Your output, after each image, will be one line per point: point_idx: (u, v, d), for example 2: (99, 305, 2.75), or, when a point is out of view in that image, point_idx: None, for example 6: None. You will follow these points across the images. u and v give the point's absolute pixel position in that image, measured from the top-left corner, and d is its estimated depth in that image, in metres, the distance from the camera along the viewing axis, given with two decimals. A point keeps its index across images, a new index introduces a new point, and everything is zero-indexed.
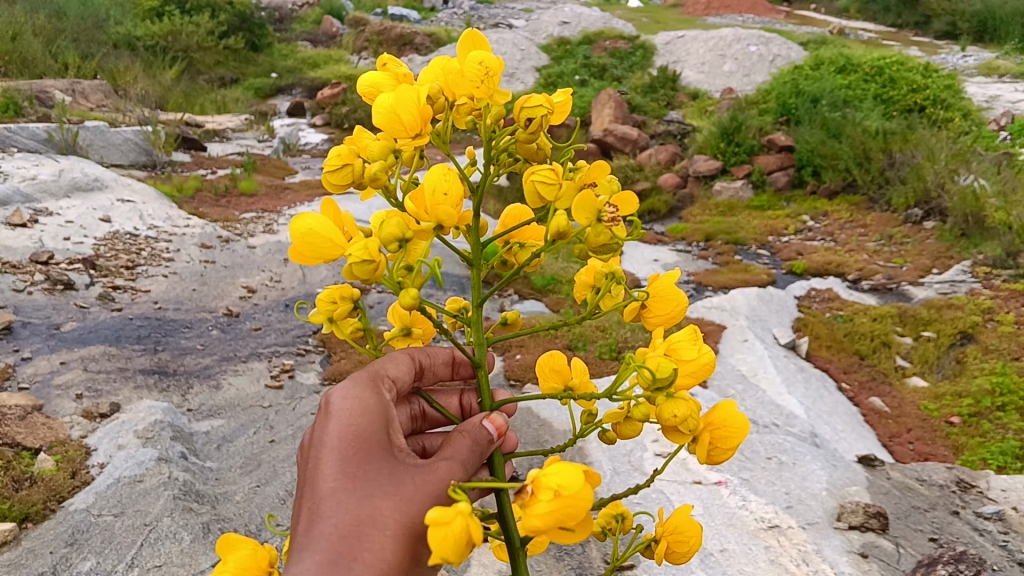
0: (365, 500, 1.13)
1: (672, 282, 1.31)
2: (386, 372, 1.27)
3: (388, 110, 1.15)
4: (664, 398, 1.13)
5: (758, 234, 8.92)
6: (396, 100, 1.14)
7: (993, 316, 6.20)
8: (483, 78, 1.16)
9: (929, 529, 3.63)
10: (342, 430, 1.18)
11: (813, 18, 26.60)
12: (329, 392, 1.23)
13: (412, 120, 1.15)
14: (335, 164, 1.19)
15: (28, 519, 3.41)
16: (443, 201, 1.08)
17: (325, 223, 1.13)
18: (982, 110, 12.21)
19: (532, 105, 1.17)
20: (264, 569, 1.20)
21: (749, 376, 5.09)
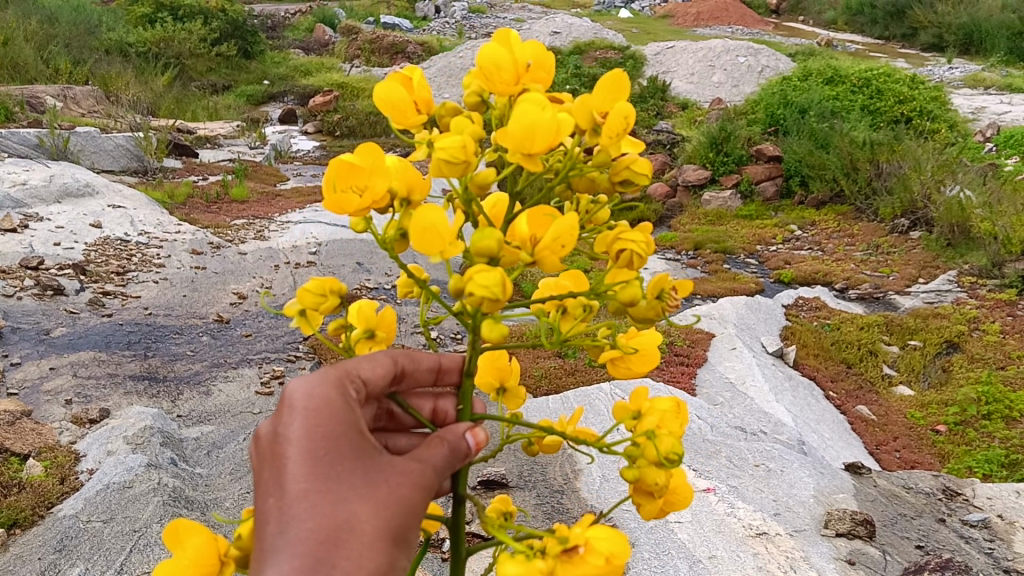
0: (340, 504, 1.11)
1: (654, 342, 1.32)
2: (354, 374, 1.26)
3: (526, 124, 1.06)
4: (648, 467, 1.17)
5: (747, 243, 8.97)
6: (540, 118, 1.06)
7: (978, 325, 6.26)
8: (618, 131, 1.13)
9: (915, 536, 3.67)
10: (311, 428, 1.15)
11: (802, 29, 26.85)
12: (290, 392, 1.19)
13: (541, 147, 1.08)
14: (453, 155, 1.08)
15: (16, 525, 3.41)
16: (554, 250, 1.09)
17: (445, 219, 1.07)
18: (967, 122, 12.34)
19: (639, 170, 1.16)
20: (216, 561, 1.18)
21: (737, 385, 5.13)
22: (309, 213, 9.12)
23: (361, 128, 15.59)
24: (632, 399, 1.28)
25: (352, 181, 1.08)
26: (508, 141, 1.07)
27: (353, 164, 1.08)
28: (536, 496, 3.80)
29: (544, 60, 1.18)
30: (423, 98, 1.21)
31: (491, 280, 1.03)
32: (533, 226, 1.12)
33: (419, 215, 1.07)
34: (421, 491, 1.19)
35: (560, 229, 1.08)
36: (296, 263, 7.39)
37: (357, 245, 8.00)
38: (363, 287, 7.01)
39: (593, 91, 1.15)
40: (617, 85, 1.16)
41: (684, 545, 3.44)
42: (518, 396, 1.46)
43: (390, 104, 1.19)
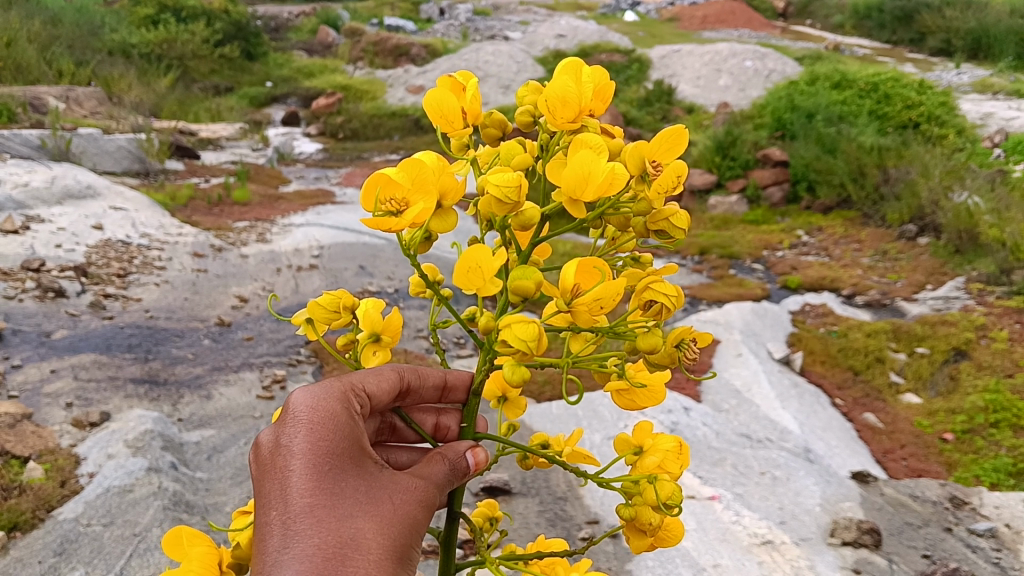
0: (345, 521, 1.11)
1: (664, 382, 1.26)
2: (360, 388, 1.25)
3: (581, 173, 1.07)
4: (645, 506, 1.22)
5: (752, 248, 8.93)
6: (597, 167, 1.06)
7: (986, 332, 6.21)
8: (669, 188, 1.11)
9: (922, 545, 3.62)
10: (314, 442, 1.14)
11: (808, 33, 26.79)
12: (293, 403, 1.17)
13: (594, 195, 1.07)
14: (504, 193, 1.07)
15: (16, 528, 3.36)
16: (593, 308, 1.08)
17: (489, 256, 1.08)
18: (976, 127, 12.29)
19: (678, 223, 1.12)
20: (216, 569, 1.17)
21: (743, 392, 5.09)
22: (312, 217, 9.08)
23: (365, 130, 15.57)
24: (635, 433, 1.31)
25: (391, 193, 1.04)
26: (565, 189, 1.08)
27: (393, 179, 1.04)
28: (539, 502, 3.76)
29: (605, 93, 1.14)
30: (474, 111, 1.23)
31: (528, 333, 1.06)
32: (579, 278, 1.08)
33: (466, 255, 1.07)
34: (421, 509, 1.21)
35: (603, 291, 1.06)
36: (298, 266, 7.34)
37: (360, 248, 7.96)
38: (366, 291, 6.96)
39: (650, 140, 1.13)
40: (675, 139, 1.13)
41: (688, 553, 3.40)
42: (521, 405, 1.42)
43: (438, 111, 1.23)
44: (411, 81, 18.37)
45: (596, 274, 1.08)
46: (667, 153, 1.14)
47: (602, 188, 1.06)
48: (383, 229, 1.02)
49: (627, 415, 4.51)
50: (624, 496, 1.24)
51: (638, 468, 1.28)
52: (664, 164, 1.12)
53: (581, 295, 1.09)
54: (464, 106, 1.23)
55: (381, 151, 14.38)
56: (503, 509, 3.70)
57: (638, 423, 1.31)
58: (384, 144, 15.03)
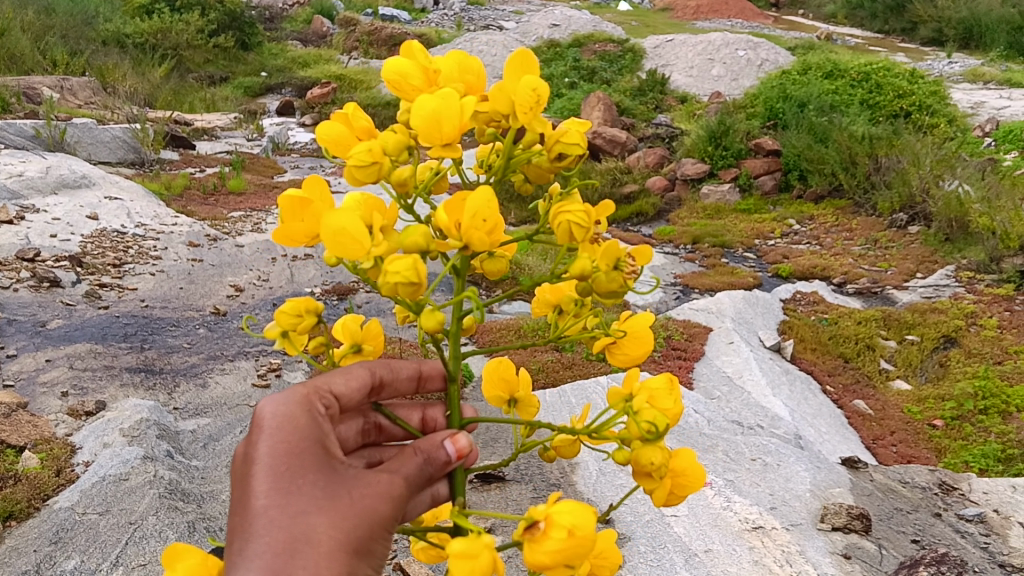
0: (300, 518, 1.13)
1: (647, 324, 1.34)
2: (326, 389, 1.27)
3: (429, 115, 1.12)
4: (643, 445, 1.18)
5: (745, 237, 8.97)
6: (441, 105, 1.12)
7: (976, 320, 6.26)
8: (531, 106, 1.16)
9: (910, 531, 3.66)
10: (274, 447, 1.17)
11: (801, 23, 26.82)
12: (259, 410, 1.21)
13: (452, 131, 1.14)
14: (364, 161, 1.17)
15: (11, 517, 3.40)
16: (480, 227, 1.11)
17: (359, 225, 1.08)
18: (967, 117, 12.32)
19: (569, 142, 1.19)
20: None
21: (735, 378, 5.13)
22: None
23: None
24: (625, 382, 1.29)
25: (297, 212, 1.16)
26: (422, 136, 1.13)
27: (301, 198, 1.15)
28: (533, 488, 3.81)
29: (467, 69, 1.23)
30: (362, 128, 1.28)
31: (406, 266, 1.06)
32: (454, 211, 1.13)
33: (327, 222, 1.08)
34: (386, 502, 1.19)
35: (474, 203, 1.09)
36: (293, 256, 7.36)
37: None
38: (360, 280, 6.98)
39: (503, 78, 1.19)
40: (523, 63, 1.19)
41: (680, 539, 3.44)
42: (531, 404, 1.45)
43: (331, 140, 1.25)
44: None
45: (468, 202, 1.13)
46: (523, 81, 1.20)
47: (452, 125, 1.13)
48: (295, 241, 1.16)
49: None
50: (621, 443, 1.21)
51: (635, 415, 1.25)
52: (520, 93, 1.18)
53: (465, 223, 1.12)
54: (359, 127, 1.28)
55: None
56: (496, 495, 3.75)
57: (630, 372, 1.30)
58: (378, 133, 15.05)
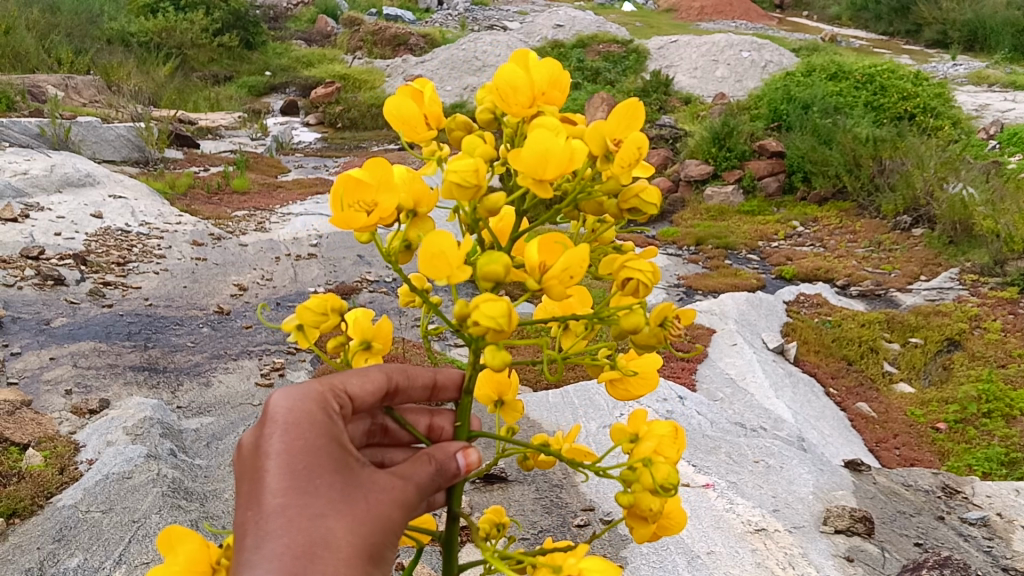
0: (317, 521, 1.07)
1: (654, 364, 1.23)
2: (341, 388, 1.21)
3: (541, 151, 0.97)
4: (646, 492, 1.13)
5: (748, 239, 8.97)
6: (555, 144, 0.97)
7: (980, 322, 6.25)
8: (631, 161, 1.05)
9: (914, 534, 3.66)
10: (289, 442, 1.10)
11: (805, 24, 26.82)
12: (272, 403, 1.15)
13: (556, 173, 0.99)
14: (465, 180, 1.01)
15: (15, 515, 3.41)
16: (564, 279, 1.00)
17: (453, 246, 0.98)
18: (971, 119, 12.29)
19: (648, 199, 1.09)
20: (208, 567, 1.10)
21: (738, 380, 5.13)
22: (310, 205, 9.10)
23: (364, 120, 15.64)
24: (630, 421, 1.24)
25: (355, 198, 1.00)
26: (521, 166, 0.98)
27: (360, 180, 1.00)
28: (536, 489, 3.81)
29: (561, 83, 1.10)
30: (435, 112, 1.13)
31: (497, 312, 0.97)
32: (541, 253, 1.03)
33: (427, 242, 0.99)
34: (400, 508, 1.14)
35: (569, 260, 0.99)
36: (297, 255, 7.37)
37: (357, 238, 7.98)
38: (364, 280, 6.99)
39: (608, 117, 1.06)
40: (632, 114, 1.08)
41: (683, 541, 3.44)
42: (516, 410, 1.43)
43: (398, 118, 1.11)
44: (409, 71, 18.40)
45: (558, 249, 1.04)
46: (629, 128, 1.08)
47: (562, 167, 0.98)
48: (353, 231, 0.99)
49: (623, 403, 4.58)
50: (624, 483, 1.15)
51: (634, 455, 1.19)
52: (625, 139, 1.07)
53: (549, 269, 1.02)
54: (424, 110, 1.11)
55: (379, 141, 14.36)
56: (499, 496, 3.76)
57: (635, 412, 1.24)
58: (382, 133, 15.07)
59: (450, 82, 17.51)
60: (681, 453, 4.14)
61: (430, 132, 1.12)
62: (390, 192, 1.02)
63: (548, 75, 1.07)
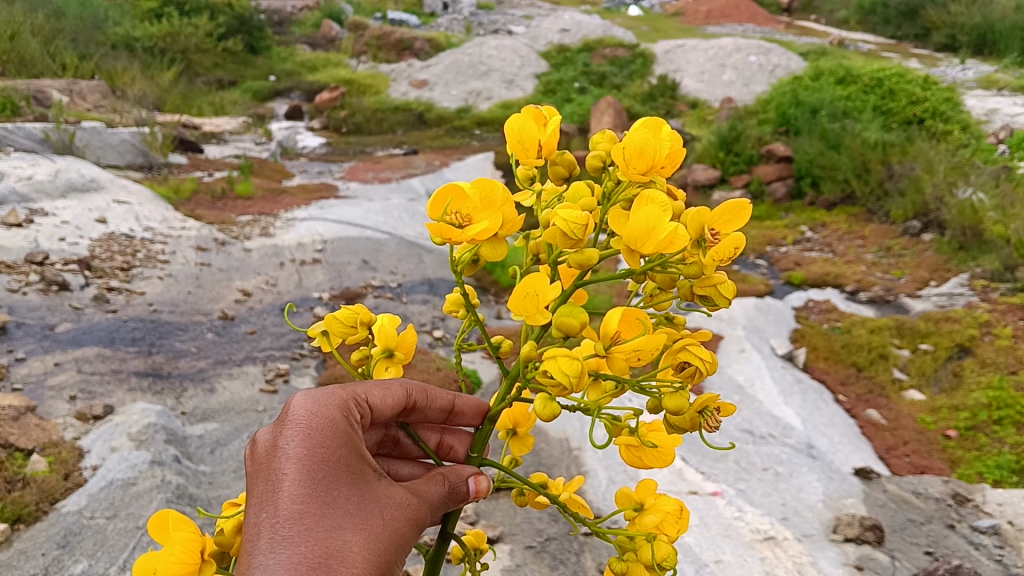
0: (334, 533, 1.17)
1: (675, 444, 1.29)
2: (363, 399, 1.32)
3: (645, 226, 1.13)
4: (636, 565, 1.31)
5: (756, 244, 8.93)
6: (661, 223, 1.12)
7: (990, 329, 6.19)
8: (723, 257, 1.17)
9: (924, 542, 3.59)
10: (311, 448, 1.21)
11: (813, 29, 26.75)
12: (293, 410, 1.25)
13: (652, 249, 1.13)
14: (571, 229, 1.14)
15: (20, 520, 3.38)
16: (630, 357, 1.13)
17: (548, 287, 1.15)
18: (980, 123, 12.22)
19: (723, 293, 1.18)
20: (197, 559, 1.21)
21: (746, 387, 5.08)
22: (315, 211, 9.08)
23: (369, 125, 15.58)
24: (640, 488, 1.41)
25: (459, 206, 1.16)
26: (629, 236, 1.14)
27: (465, 193, 1.16)
28: None
29: (678, 157, 1.21)
30: (548, 145, 1.30)
31: (571, 368, 1.09)
32: (622, 327, 1.16)
33: (525, 280, 1.15)
34: (408, 525, 1.28)
35: (645, 342, 1.13)
36: (302, 260, 7.33)
37: (363, 243, 7.95)
38: (369, 286, 6.95)
39: (714, 209, 1.19)
40: (737, 211, 1.20)
41: (691, 549, 3.39)
42: (526, 443, 1.49)
43: (517, 139, 1.30)
44: (414, 75, 18.39)
45: (638, 326, 1.16)
46: (727, 225, 1.21)
47: (663, 245, 1.12)
48: (444, 236, 1.13)
49: None
50: (619, 552, 1.33)
51: (636, 523, 1.39)
52: (724, 234, 1.18)
53: (621, 343, 1.15)
54: (542, 139, 1.29)
55: (384, 145, 14.32)
56: (505, 504, 3.76)
57: (645, 481, 1.41)
58: (387, 138, 15.01)
59: (455, 86, 17.46)
60: (689, 461, 4.11)
61: (538, 160, 1.31)
62: (488, 212, 1.17)
63: (668, 153, 1.18)
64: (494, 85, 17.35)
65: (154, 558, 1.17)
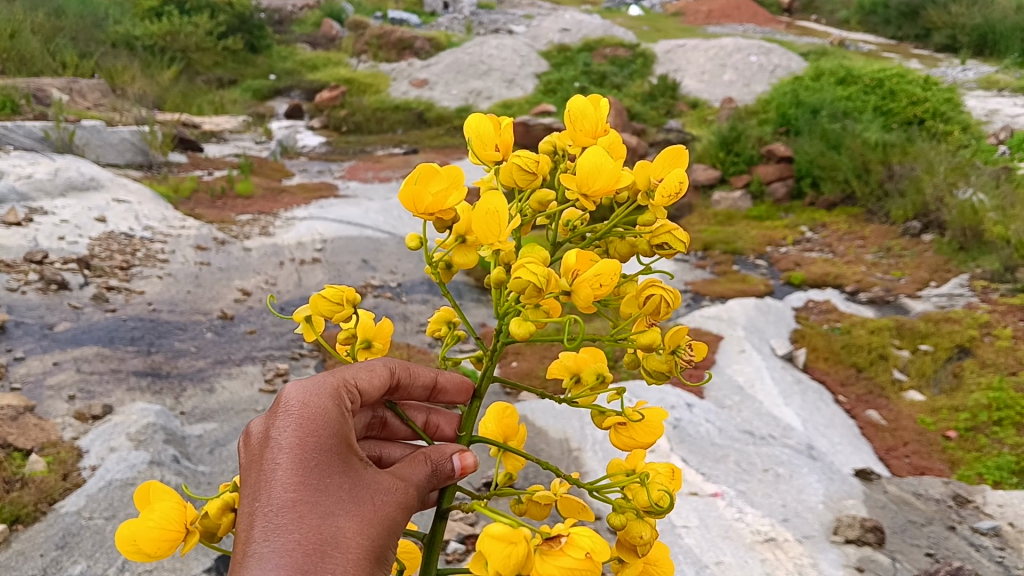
0: (327, 518, 1.16)
1: (660, 417, 1.32)
2: (352, 384, 1.32)
3: (593, 166, 1.15)
4: (635, 518, 1.22)
5: (756, 244, 8.93)
6: (606, 162, 1.15)
7: (990, 330, 6.18)
8: (673, 193, 1.19)
9: (925, 544, 3.58)
10: (302, 437, 1.20)
11: (813, 28, 26.74)
12: (285, 398, 1.24)
13: (604, 187, 1.16)
14: (526, 166, 1.22)
15: (19, 521, 3.39)
16: (593, 285, 1.10)
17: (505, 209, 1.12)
18: (981, 124, 12.21)
19: (678, 238, 1.21)
20: (181, 528, 1.20)
21: (746, 388, 5.09)
22: (315, 210, 9.08)
23: (368, 124, 15.58)
24: (627, 458, 1.36)
25: (430, 184, 1.15)
26: (574, 178, 1.16)
27: (435, 171, 1.16)
28: None
29: (615, 137, 1.29)
30: (505, 140, 1.29)
31: (540, 270, 1.07)
32: (579, 264, 1.16)
33: (479, 202, 1.12)
34: (400, 511, 1.27)
35: (602, 268, 1.10)
36: (301, 259, 7.33)
37: (362, 242, 7.95)
38: (368, 285, 6.96)
39: (653, 160, 1.23)
40: (676, 158, 1.24)
41: (691, 550, 3.40)
42: (516, 455, 1.47)
43: (476, 136, 1.26)
44: (414, 74, 18.37)
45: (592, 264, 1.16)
46: (670, 170, 1.23)
47: (612, 179, 1.15)
48: (415, 207, 1.15)
49: None
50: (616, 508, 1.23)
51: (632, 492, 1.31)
52: (667, 176, 1.21)
53: (581, 275, 1.13)
54: (499, 140, 1.28)
55: (384, 144, 14.31)
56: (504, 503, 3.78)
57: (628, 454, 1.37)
58: (387, 137, 15.01)
59: (455, 85, 17.46)
60: (689, 461, 4.09)
61: (496, 159, 1.28)
62: (453, 188, 1.17)
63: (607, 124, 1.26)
64: (494, 84, 17.35)
65: (134, 526, 1.16)
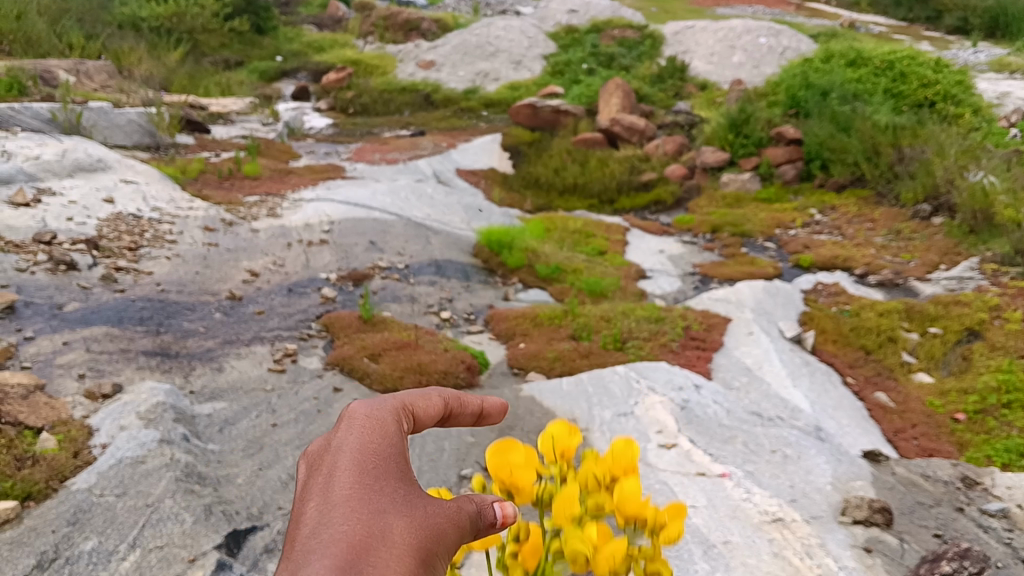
0: (378, 514, 1.05)
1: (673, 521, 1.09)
2: (410, 411, 1.33)
3: (509, 465, 1.14)
4: None
5: (764, 227, 8.94)
6: (512, 458, 1.14)
7: (1000, 313, 6.15)
8: (602, 475, 1.10)
9: (933, 524, 3.58)
10: (363, 442, 1.19)
11: (823, 10, 26.52)
12: (349, 416, 1.27)
13: (518, 475, 1.13)
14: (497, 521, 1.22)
15: (30, 497, 3.41)
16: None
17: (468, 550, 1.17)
18: (992, 106, 12.07)
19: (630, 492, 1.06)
20: None
21: (754, 370, 5.10)
22: (323, 191, 9.08)
23: (375, 106, 15.56)
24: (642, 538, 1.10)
25: None
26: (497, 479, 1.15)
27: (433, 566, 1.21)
28: None
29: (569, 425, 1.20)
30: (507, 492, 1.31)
31: None
32: (523, 547, 1.10)
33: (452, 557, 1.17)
34: (456, 528, 1.10)
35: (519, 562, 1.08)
36: (309, 241, 7.33)
37: (370, 224, 7.95)
38: (376, 267, 6.96)
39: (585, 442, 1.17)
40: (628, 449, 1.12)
41: (699, 529, 3.41)
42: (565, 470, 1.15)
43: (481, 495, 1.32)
44: (421, 55, 18.29)
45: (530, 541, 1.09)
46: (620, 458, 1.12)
47: (512, 464, 1.13)
48: None
49: (637, 391, 4.57)
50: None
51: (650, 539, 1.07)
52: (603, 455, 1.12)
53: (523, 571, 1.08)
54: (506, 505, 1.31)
55: (392, 126, 14.27)
56: None
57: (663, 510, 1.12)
58: (394, 118, 14.98)
59: (462, 67, 17.39)
60: (696, 442, 4.07)
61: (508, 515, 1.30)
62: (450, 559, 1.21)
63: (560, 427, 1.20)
64: (501, 66, 17.28)
65: None
